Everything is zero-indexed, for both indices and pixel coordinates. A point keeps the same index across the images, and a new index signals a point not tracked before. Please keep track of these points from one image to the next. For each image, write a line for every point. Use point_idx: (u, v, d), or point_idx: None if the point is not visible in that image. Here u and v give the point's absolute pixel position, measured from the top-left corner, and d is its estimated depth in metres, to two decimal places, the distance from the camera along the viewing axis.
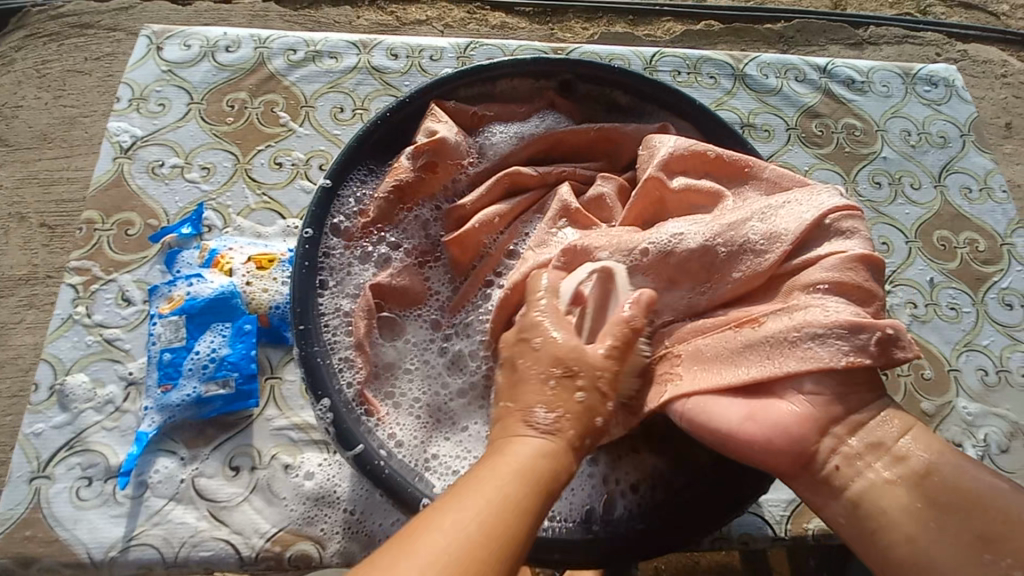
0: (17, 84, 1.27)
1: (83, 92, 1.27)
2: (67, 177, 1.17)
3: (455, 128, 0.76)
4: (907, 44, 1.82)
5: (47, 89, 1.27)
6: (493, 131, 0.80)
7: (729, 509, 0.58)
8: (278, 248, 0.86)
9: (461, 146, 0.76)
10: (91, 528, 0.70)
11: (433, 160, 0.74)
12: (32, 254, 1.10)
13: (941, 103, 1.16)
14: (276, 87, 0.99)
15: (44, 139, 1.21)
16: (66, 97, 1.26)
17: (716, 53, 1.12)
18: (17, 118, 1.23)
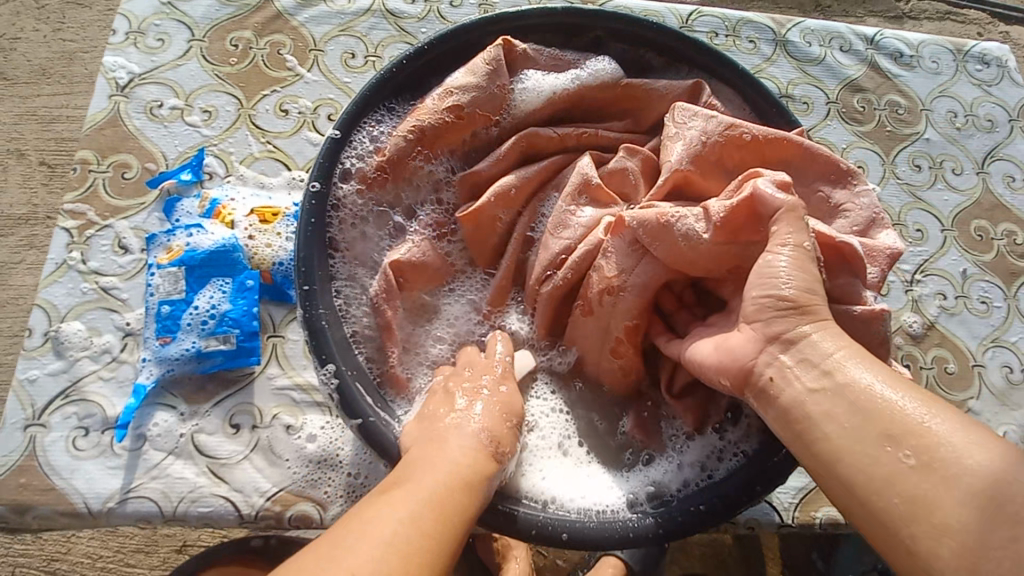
0: (15, 14, 1.20)
1: (83, 27, 1.20)
2: (67, 115, 1.11)
3: (479, 70, 0.68)
4: (950, 19, 1.72)
5: (47, 21, 1.20)
6: (524, 82, 0.71)
7: (743, 497, 0.56)
8: (282, 201, 0.82)
9: (491, 98, 0.69)
10: (88, 479, 0.69)
11: (459, 105, 0.67)
12: (32, 193, 1.06)
13: (992, 84, 1.09)
14: (283, 27, 0.92)
15: (42, 74, 1.15)
16: (66, 30, 1.19)
17: (757, 15, 1.04)
18: (15, 51, 1.16)
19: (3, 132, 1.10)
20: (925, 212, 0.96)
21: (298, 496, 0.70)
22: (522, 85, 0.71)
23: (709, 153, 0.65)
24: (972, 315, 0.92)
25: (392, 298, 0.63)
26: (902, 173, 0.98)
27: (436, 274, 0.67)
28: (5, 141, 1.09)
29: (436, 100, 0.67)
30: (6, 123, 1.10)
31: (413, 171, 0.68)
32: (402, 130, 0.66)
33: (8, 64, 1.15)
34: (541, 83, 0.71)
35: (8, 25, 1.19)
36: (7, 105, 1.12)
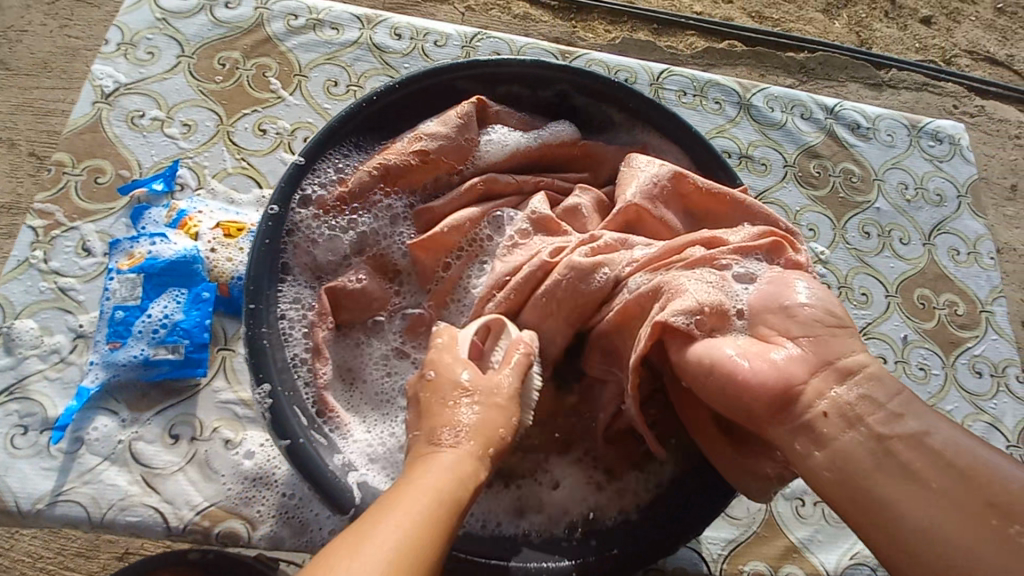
0: (24, 6, 1.24)
1: (89, 25, 1.23)
2: (62, 109, 1.14)
3: (446, 120, 0.72)
4: (926, 91, 1.81)
5: (54, 17, 1.23)
6: (491, 134, 0.75)
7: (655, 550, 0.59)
8: (249, 217, 0.84)
9: (459, 143, 0.72)
10: (20, 478, 0.69)
11: (427, 149, 0.71)
12: (17, 182, 1.07)
13: (944, 160, 1.15)
14: (271, 51, 0.96)
15: (44, 67, 1.18)
16: (72, 27, 1.22)
17: (725, 78, 1.10)
18: (20, 43, 1.20)
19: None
20: (871, 276, 1.01)
21: (228, 513, 0.70)
22: (487, 138, 0.75)
23: (659, 195, 0.68)
24: (910, 380, 0.95)
25: (326, 321, 0.65)
26: (852, 238, 1.03)
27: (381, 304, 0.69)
28: None
29: (406, 142, 0.71)
30: (2, 112, 1.13)
31: (371, 205, 0.71)
32: (368, 166, 0.70)
33: (11, 55, 1.18)
34: (506, 135, 0.76)
35: (15, 17, 1.23)
36: (5, 95, 1.14)
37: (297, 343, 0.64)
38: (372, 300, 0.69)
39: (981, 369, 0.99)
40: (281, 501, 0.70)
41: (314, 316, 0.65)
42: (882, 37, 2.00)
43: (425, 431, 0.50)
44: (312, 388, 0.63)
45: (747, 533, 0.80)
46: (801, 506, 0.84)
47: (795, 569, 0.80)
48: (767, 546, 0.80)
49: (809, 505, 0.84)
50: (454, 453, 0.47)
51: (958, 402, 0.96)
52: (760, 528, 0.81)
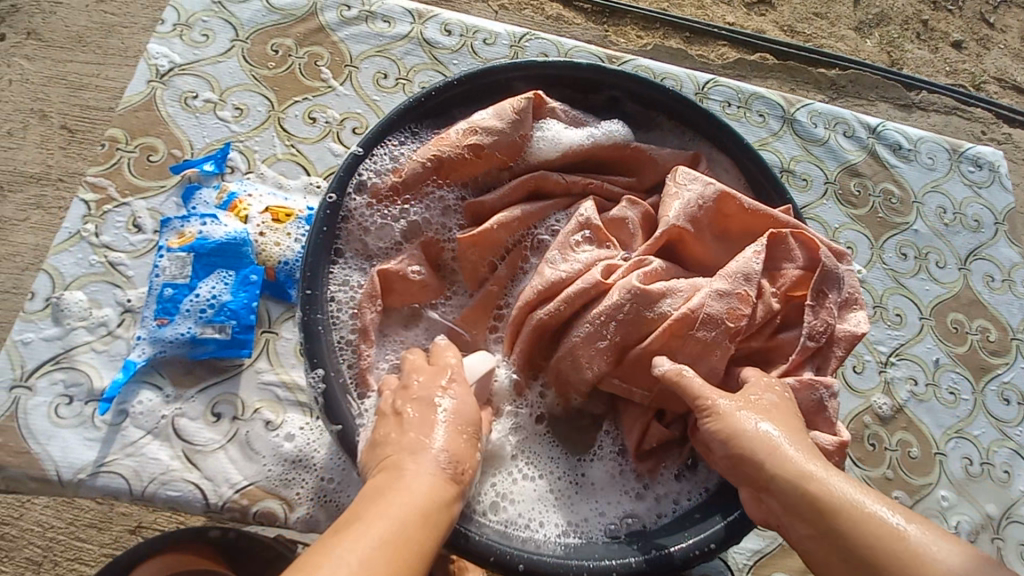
0: None
1: (126, 3, 1.24)
2: (96, 84, 1.14)
3: (499, 114, 0.72)
4: (955, 115, 1.80)
5: None
6: (544, 131, 0.75)
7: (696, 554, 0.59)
8: (297, 203, 0.85)
9: (511, 134, 0.72)
10: (64, 447, 0.70)
11: (481, 143, 0.71)
12: (48, 155, 1.08)
13: (983, 186, 1.14)
14: (323, 40, 0.97)
15: (80, 41, 1.19)
16: (109, 3, 1.23)
17: (769, 92, 1.10)
18: (55, 15, 1.21)
19: (33, 92, 1.13)
20: (905, 298, 1.01)
21: (266, 493, 0.71)
22: (541, 134, 0.75)
23: (705, 214, 0.69)
24: (940, 404, 0.95)
25: (375, 304, 0.65)
26: (888, 259, 1.03)
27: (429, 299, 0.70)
28: (30, 101, 1.12)
29: (460, 134, 0.71)
30: (36, 84, 1.14)
31: (424, 196, 0.72)
32: (423, 157, 0.70)
33: (48, 28, 1.19)
34: (557, 133, 0.76)
35: None
36: (40, 66, 1.16)
37: (345, 329, 0.65)
38: (421, 295, 0.69)
39: (1011, 397, 0.98)
40: (319, 485, 0.72)
41: (362, 297, 0.66)
42: (913, 59, 1.99)
43: (401, 447, 0.53)
44: (358, 374, 0.63)
45: (774, 546, 0.81)
46: None
47: None
48: (792, 560, 0.81)
49: None
50: (438, 471, 0.51)
51: (987, 428, 0.95)
52: (787, 541, 0.81)
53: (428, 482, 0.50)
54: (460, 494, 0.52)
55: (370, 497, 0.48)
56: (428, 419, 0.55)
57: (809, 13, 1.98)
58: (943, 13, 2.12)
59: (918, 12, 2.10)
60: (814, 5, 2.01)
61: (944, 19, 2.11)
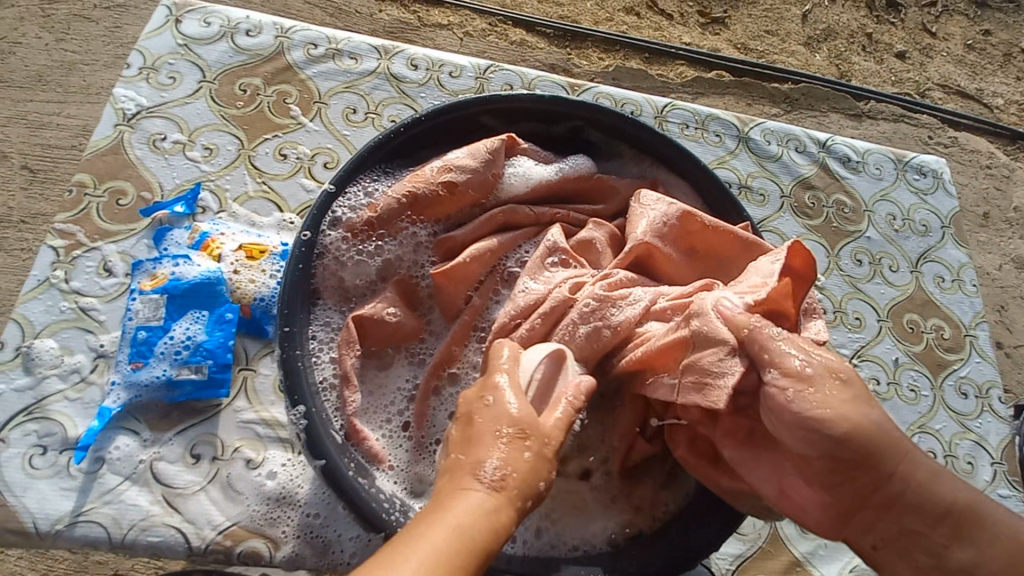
0: (20, 20, 1.25)
1: (87, 40, 1.24)
2: (57, 123, 1.13)
3: (468, 153, 0.75)
4: (903, 123, 1.91)
5: (51, 31, 1.24)
6: (513, 167, 0.78)
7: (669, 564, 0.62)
8: (271, 239, 0.86)
9: (481, 170, 0.75)
10: (39, 499, 0.69)
11: (454, 180, 0.73)
12: (11, 196, 1.05)
13: (928, 193, 1.22)
14: (291, 78, 0.99)
15: (39, 79, 1.18)
16: (69, 41, 1.23)
17: (724, 112, 1.15)
18: (14, 55, 1.20)
19: None
20: (863, 301, 1.06)
21: (250, 532, 0.71)
22: (513, 169, 0.78)
23: (668, 234, 0.72)
24: (902, 401, 1.00)
25: (352, 349, 0.66)
26: (845, 265, 1.08)
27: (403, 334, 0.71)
28: None
29: (434, 172, 0.74)
30: None
31: (398, 231, 0.74)
32: (397, 194, 0.73)
33: (5, 67, 1.18)
34: (526, 166, 0.79)
35: (10, 30, 1.23)
36: None
37: (325, 370, 0.67)
38: (400, 329, 0.70)
39: (967, 391, 1.04)
40: (305, 521, 0.72)
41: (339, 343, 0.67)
42: (860, 71, 2.10)
43: (470, 461, 0.48)
44: (339, 410, 0.65)
45: (755, 549, 0.84)
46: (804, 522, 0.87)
47: None
48: (772, 562, 0.83)
49: None
50: (493, 499, 0.46)
51: (947, 422, 1.00)
52: (766, 543, 0.84)
53: (485, 505, 0.45)
54: (517, 517, 0.47)
55: (428, 509, 0.45)
56: (491, 441, 0.49)
57: (760, 31, 2.08)
58: (885, 26, 2.25)
59: (861, 27, 2.22)
60: (765, 23, 2.11)
61: (887, 32, 2.24)
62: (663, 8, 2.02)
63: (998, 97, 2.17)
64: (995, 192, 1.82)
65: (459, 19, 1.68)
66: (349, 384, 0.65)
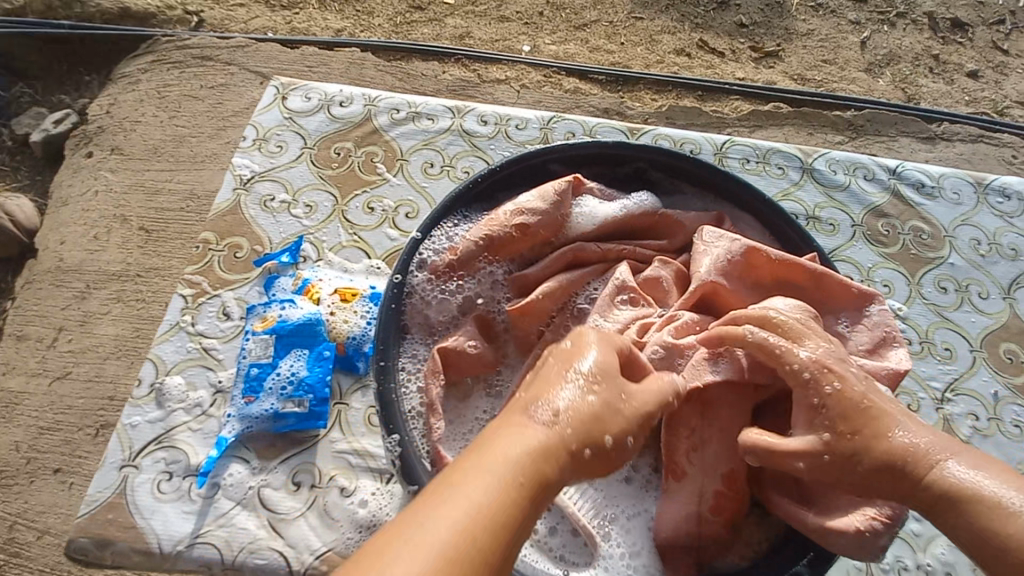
0: (139, 102, 1.48)
1: (194, 116, 1.44)
2: (168, 188, 1.30)
3: (540, 196, 0.81)
4: (982, 143, 1.82)
5: (164, 109, 1.46)
6: (581, 207, 0.84)
7: None
8: (361, 283, 0.95)
9: (551, 211, 0.81)
10: (164, 520, 0.78)
11: (527, 223, 0.79)
12: (127, 254, 1.20)
13: (1015, 216, 1.16)
14: (377, 140, 1.11)
15: (155, 151, 1.38)
16: (179, 118, 1.44)
17: (786, 145, 1.17)
18: (134, 131, 1.42)
19: (114, 200, 1.29)
20: (952, 331, 1.01)
21: (344, 557, 0.77)
22: (580, 210, 0.83)
23: (735, 268, 0.74)
24: (1006, 438, 0.93)
25: (438, 378, 0.72)
26: (928, 293, 1.04)
27: (483, 366, 0.76)
28: (112, 208, 1.28)
29: (508, 215, 0.80)
30: (118, 192, 1.31)
31: (476, 270, 0.80)
32: (476, 236, 0.79)
33: (127, 142, 1.40)
34: (591, 206, 0.84)
35: (132, 110, 1.46)
36: (120, 177, 1.34)
37: (411, 399, 0.73)
38: (479, 361, 0.76)
39: None
40: None
41: (426, 373, 0.73)
42: (928, 93, 2.04)
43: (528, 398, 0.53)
44: (427, 438, 0.69)
45: None
46: (903, 568, 0.82)
47: None
48: None
49: (913, 569, 0.82)
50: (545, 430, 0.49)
51: None
52: None
53: (540, 441, 0.48)
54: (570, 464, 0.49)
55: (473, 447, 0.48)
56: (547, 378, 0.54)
57: (816, 61, 2.08)
58: (953, 46, 2.19)
59: (927, 49, 2.17)
60: (820, 53, 2.11)
61: (956, 52, 2.17)
62: (714, 47, 2.07)
63: None
64: None
65: (516, 74, 1.81)
66: (436, 414, 0.70)
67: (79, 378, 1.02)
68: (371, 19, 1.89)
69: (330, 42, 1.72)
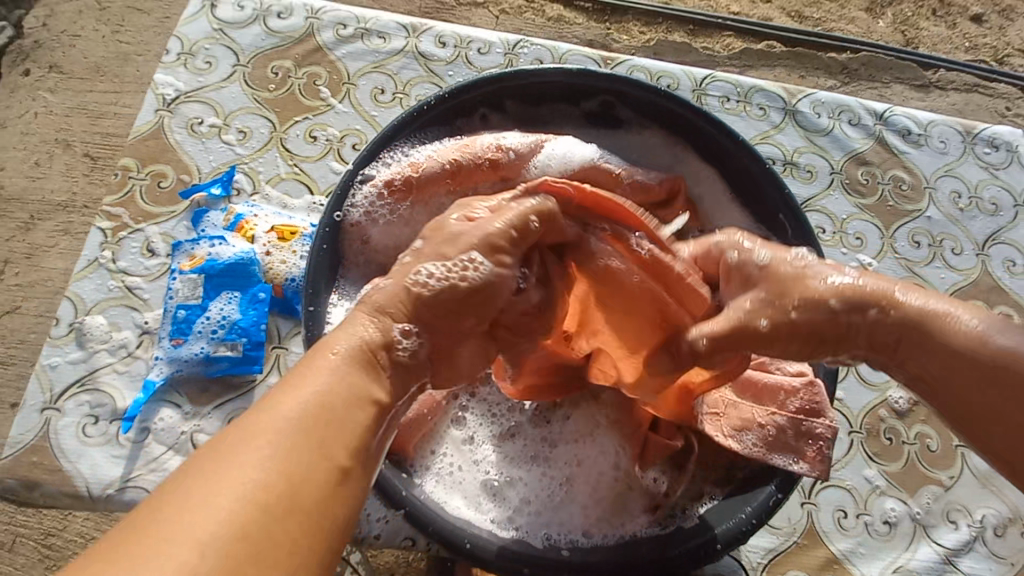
0: (77, 14, 1.36)
1: (139, 31, 1.34)
2: (114, 112, 1.21)
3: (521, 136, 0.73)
4: (976, 93, 1.77)
5: (105, 23, 1.35)
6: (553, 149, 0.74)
7: (718, 548, 0.60)
8: (301, 220, 0.87)
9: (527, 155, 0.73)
10: (92, 465, 0.74)
11: (498, 158, 0.72)
12: (71, 183, 1.13)
13: (999, 168, 1.10)
14: (321, 60, 0.99)
15: (98, 71, 1.28)
16: (123, 33, 1.33)
17: (769, 83, 1.09)
18: (73, 47, 1.31)
19: (55, 123, 1.21)
20: (921, 287, 0.98)
21: None
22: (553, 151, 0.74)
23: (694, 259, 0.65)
24: None
25: None
26: (901, 248, 1.01)
27: None
28: (53, 132, 1.20)
29: (482, 146, 0.72)
30: (58, 115, 1.22)
31: (435, 196, 0.72)
32: (441, 160, 0.71)
33: (67, 59, 1.30)
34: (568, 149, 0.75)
35: (69, 23, 1.35)
36: (62, 99, 1.24)
37: None
38: None
39: None
40: None
41: None
42: (929, 36, 1.97)
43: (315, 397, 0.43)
44: None
45: (789, 544, 0.82)
46: (844, 518, 0.84)
47: None
48: (809, 558, 0.82)
49: (852, 517, 0.85)
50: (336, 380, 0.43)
51: None
52: (802, 538, 0.82)
53: None
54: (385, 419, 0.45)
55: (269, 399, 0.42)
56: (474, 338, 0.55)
57: None
58: None
59: None
60: None
61: None
62: None
63: None
64: None
65: None
66: None
67: (41, 310, 0.99)
68: None
69: None
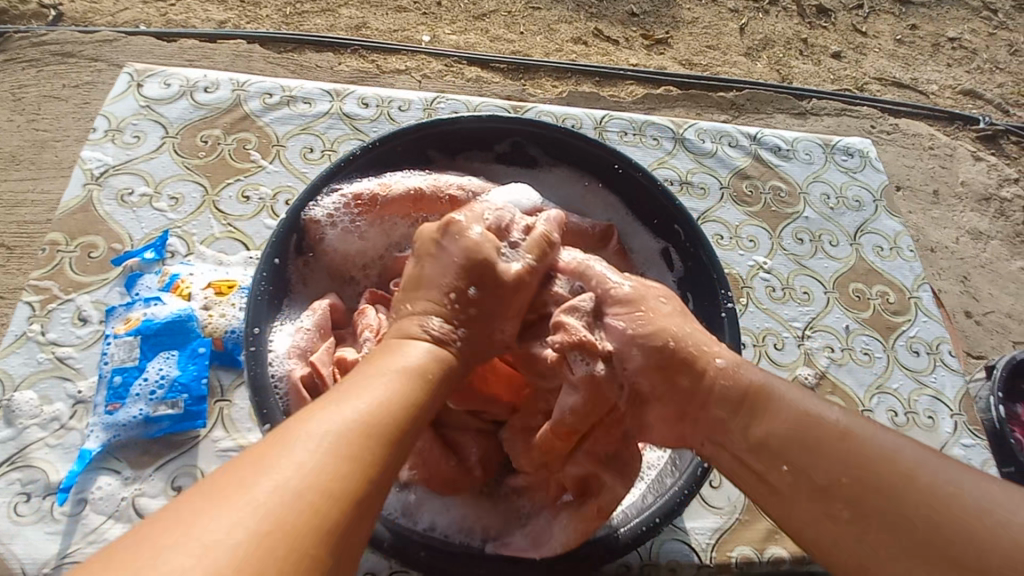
0: None
1: (56, 118, 1.36)
2: (32, 199, 1.21)
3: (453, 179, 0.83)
4: (846, 116, 2.07)
5: (19, 112, 1.36)
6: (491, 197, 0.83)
7: (656, 520, 0.66)
8: (237, 274, 0.90)
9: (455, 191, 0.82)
10: (24, 545, 0.69)
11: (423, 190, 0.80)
12: None
13: (857, 171, 1.30)
14: (250, 126, 1.05)
15: (11, 159, 1.28)
16: (39, 121, 1.35)
17: (659, 117, 1.24)
18: None
19: None
20: (810, 277, 1.13)
21: None
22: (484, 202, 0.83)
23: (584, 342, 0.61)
24: (857, 365, 1.05)
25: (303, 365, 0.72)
26: (788, 245, 1.15)
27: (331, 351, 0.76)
28: None
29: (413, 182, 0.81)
30: None
31: (378, 221, 0.82)
32: (378, 186, 0.81)
33: None
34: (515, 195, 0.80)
35: None
36: None
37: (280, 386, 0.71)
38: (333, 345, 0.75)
39: (919, 349, 1.09)
40: None
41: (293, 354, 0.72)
42: (800, 72, 2.30)
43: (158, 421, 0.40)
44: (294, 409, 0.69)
45: (731, 521, 0.88)
46: None
47: (779, 550, 0.87)
48: (751, 531, 0.88)
49: None
50: None
51: (904, 380, 1.05)
52: (742, 514, 0.89)
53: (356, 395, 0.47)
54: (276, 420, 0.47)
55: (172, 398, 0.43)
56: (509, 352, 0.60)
57: (702, 46, 2.26)
58: (819, 30, 2.50)
59: (797, 33, 2.45)
60: (705, 39, 2.29)
61: (820, 35, 2.47)
62: (609, 35, 2.17)
63: (932, 83, 2.40)
64: (941, 170, 2.01)
65: (416, 64, 1.82)
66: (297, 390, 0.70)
67: None
68: (257, 9, 1.85)
69: (209, 34, 1.68)
